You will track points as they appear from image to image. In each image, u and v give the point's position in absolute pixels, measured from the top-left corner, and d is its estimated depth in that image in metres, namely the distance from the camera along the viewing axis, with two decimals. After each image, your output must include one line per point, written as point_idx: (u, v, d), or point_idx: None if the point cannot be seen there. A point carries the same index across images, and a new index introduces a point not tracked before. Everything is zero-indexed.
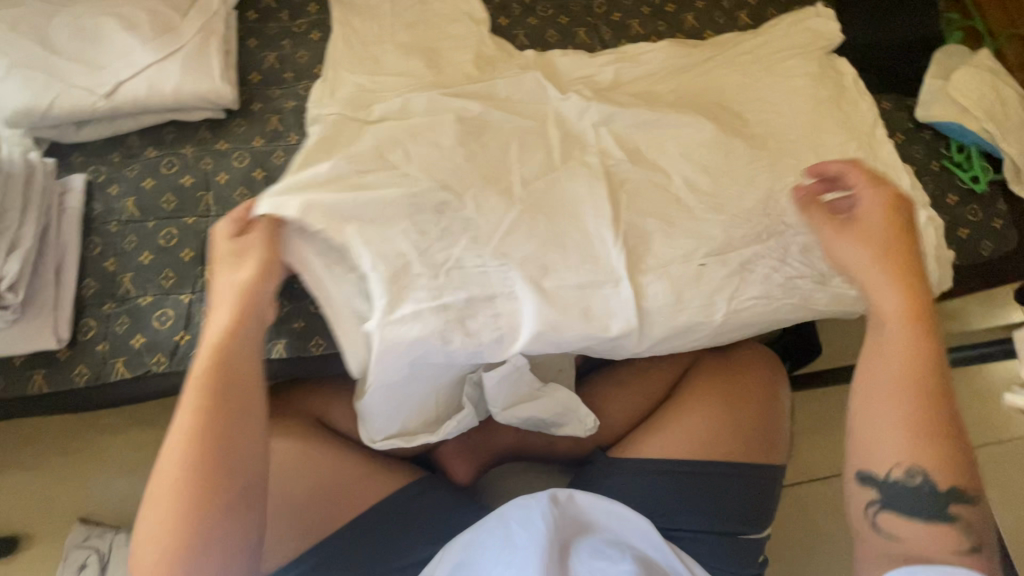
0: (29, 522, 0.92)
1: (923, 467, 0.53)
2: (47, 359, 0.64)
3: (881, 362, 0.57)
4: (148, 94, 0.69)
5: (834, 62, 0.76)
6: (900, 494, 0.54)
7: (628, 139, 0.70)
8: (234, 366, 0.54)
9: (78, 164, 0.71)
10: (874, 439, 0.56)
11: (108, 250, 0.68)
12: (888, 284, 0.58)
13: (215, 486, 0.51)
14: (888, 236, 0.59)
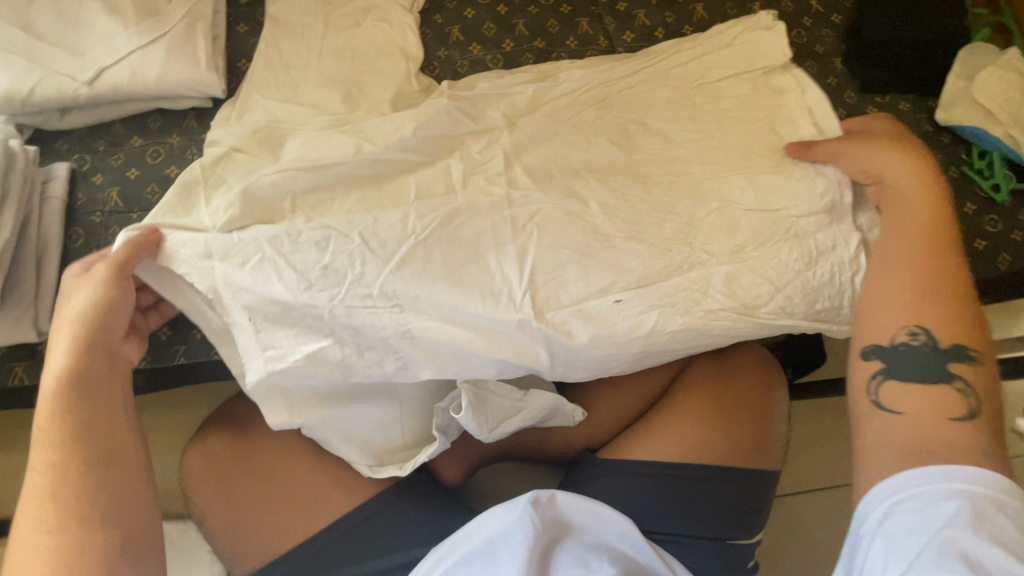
0: None
1: (929, 331, 0.55)
2: (29, 351, 0.64)
3: (895, 227, 0.61)
4: (131, 82, 0.67)
5: (772, 80, 0.71)
6: (914, 358, 0.55)
7: (623, 142, 0.67)
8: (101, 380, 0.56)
9: (63, 152, 0.70)
10: (882, 312, 0.58)
11: (92, 242, 0.67)
12: (899, 167, 0.62)
13: (102, 496, 0.52)
14: (901, 144, 0.64)
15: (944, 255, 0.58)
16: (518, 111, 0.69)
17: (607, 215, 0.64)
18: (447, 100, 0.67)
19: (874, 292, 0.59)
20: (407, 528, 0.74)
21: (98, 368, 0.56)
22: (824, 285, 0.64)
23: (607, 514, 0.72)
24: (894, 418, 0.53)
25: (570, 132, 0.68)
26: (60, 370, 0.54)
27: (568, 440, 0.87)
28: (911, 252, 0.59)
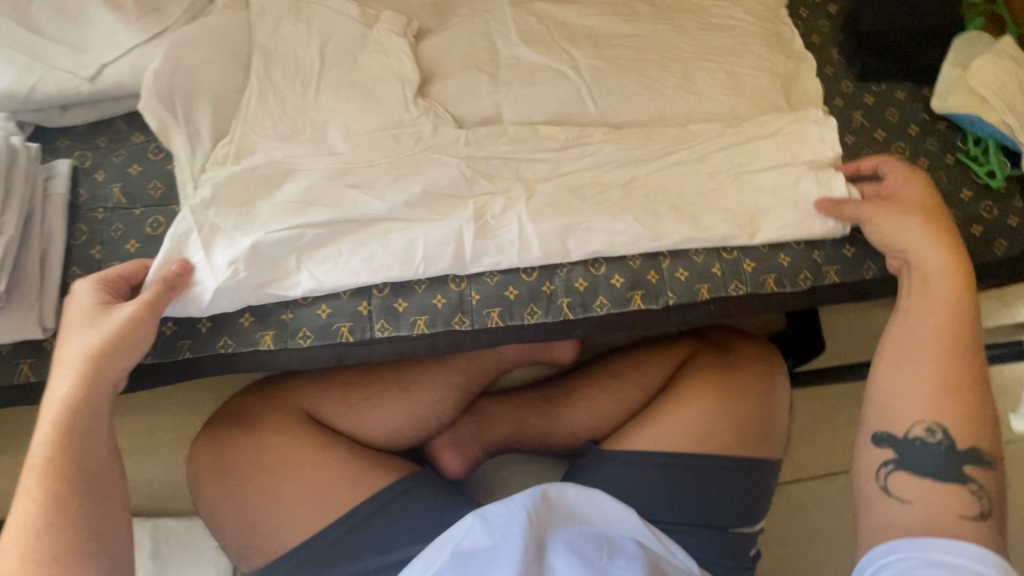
0: None
1: (948, 428, 0.57)
2: (33, 349, 0.63)
3: (918, 323, 0.62)
4: (132, 78, 0.67)
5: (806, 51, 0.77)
6: (917, 454, 0.57)
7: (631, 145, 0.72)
8: (117, 360, 0.57)
9: (63, 148, 0.70)
10: (905, 401, 0.59)
11: (95, 238, 0.67)
12: (934, 243, 0.63)
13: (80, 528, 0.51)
14: (929, 206, 0.65)
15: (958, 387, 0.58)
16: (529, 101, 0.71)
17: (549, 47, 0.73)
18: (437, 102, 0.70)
19: (890, 390, 0.61)
20: (403, 527, 0.74)
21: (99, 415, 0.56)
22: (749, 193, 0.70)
23: (618, 509, 0.73)
24: (899, 506, 0.56)
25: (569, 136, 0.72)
26: (63, 401, 0.54)
27: (573, 430, 0.88)
28: (942, 333, 0.60)
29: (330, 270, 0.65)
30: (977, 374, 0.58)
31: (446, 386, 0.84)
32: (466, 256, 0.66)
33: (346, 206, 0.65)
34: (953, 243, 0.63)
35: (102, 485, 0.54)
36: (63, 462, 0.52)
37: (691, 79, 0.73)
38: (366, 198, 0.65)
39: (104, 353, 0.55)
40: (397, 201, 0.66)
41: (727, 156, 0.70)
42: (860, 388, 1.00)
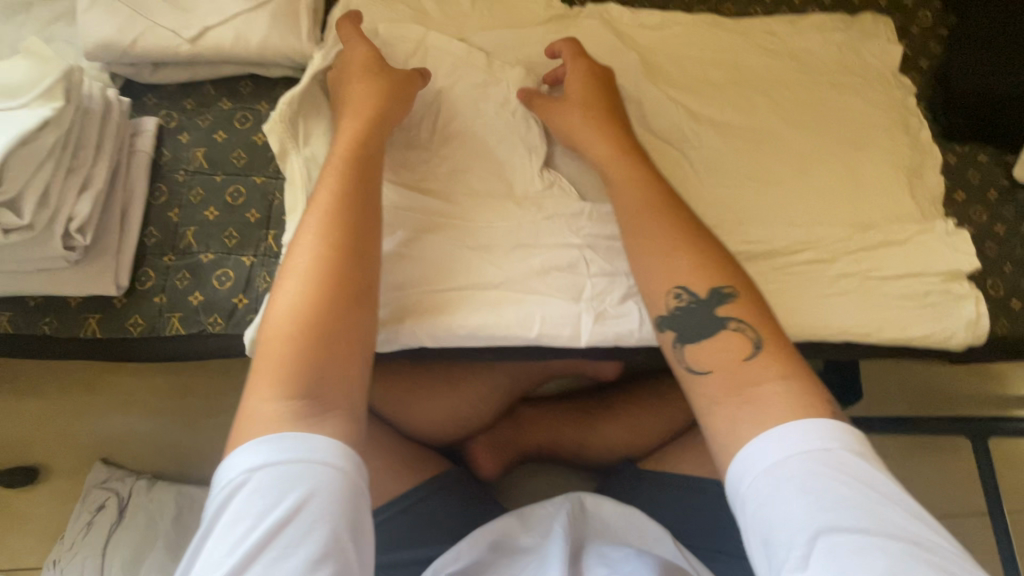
0: (52, 455, 0.93)
1: (691, 289, 0.59)
2: (103, 305, 0.62)
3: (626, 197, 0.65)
4: (233, 44, 0.66)
5: (896, 103, 0.77)
6: (684, 318, 0.59)
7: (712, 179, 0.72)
8: (369, 195, 0.59)
9: (150, 106, 0.69)
10: (653, 273, 0.61)
11: (174, 200, 0.66)
12: (593, 134, 0.67)
13: (325, 351, 0.50)
14: (601, 96, 0.69)
15: (708, 261, 0.60)
16: None
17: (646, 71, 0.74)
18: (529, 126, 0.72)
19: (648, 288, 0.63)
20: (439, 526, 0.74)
21: (359, 194, 0.58)
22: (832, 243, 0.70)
23: (656, 529, 0.70)
24: None
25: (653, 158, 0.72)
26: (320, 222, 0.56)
27: (609, 447, 0.88)
28: (651, 204, 0.64)
29: (437, 332, 0.63)
30: (736, 273, 0.60)
31: (491, 388, 0.84)
32: (582, 333, 0.64)
33: (464, 272, 0.65)
34: (612, 145, 0.67)
35: (321, 299, 0.52)
36: (330, 274, 0.53)
37: (774, 121, 0.75)
38: (483, 264, 0.66)
39: (364, 180, 0.59)
40: (511, 269, 0.66)
41: (815, 219, 0.71)
42: (891, 440, 1.00)
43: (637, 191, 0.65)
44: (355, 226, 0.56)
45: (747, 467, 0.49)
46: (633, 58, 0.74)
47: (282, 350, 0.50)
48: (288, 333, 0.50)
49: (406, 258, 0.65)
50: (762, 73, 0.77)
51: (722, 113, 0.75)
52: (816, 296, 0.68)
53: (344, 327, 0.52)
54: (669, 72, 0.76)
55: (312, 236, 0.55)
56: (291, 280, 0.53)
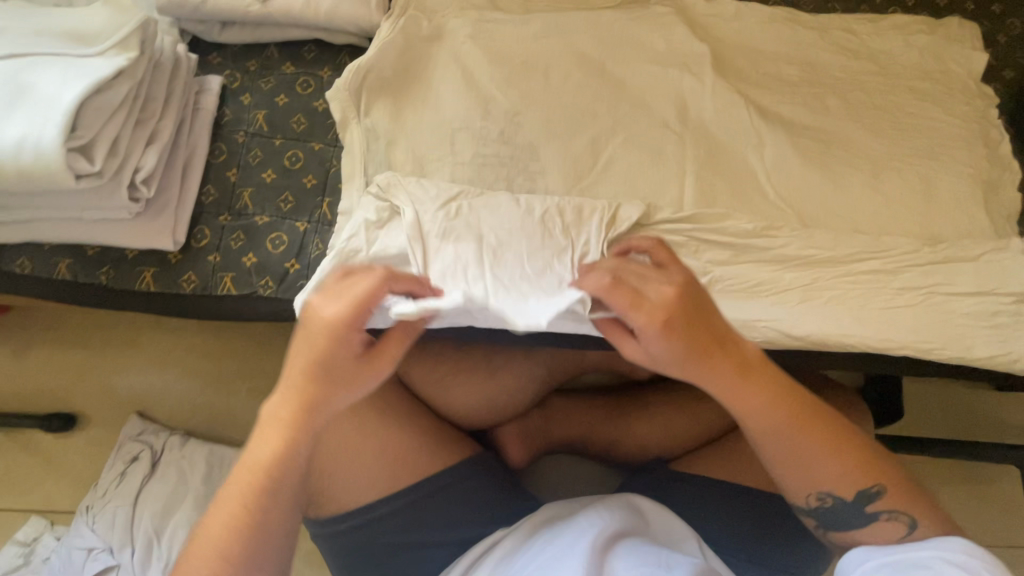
0: (90, 405, 0.95)
1: (838, 494, 0.55)
2: (158, 259, 0.63)
3: (789, 471, 0.55)
4: (303, 7, 0.66)
5: (976, 113, 0.73)
6: (829, 515, 0.57)
7: (776, 179, 0.70)
8: (326, 398, 0.50)
9: (214, 65, 0.69)
10: (796, 479, 0.55)
11: (233, 160, 0.66)
12: (705, 367, 0.52)
13: (240, 544, 0.48)
14: (679, 297, 0.51)
15: (869, 465, 0.55)
16: (678, 118, 0.71)
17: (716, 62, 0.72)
18: (590, 112, 0.70)
19: (780, 464, 0.55)
20: (468, 507, 0.74)
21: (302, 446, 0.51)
22: (899, 256, 0.67)
23: (683, 529, 0.71)
24: None
25: (716, 153, 0.70)
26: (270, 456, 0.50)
27: (641, 443, 0.87)
28: (804, 420, 0.54)
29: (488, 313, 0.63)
30: (886, 469, 0.55)
31: (527, 375, 0.83)
32: None
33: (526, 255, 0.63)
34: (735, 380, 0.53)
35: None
36: (263, 496, 0.49)
37: (845, 124, 0.72)
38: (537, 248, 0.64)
39: (287, 467, 0.50)
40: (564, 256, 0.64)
41: (881, 228, 0.68)
42: (930, 464, 0.97)
43: (781, 404, 0.53)
44: (270, 508, 0.50)
45: (868, 559, 0.51)
46: (704, 50, 0.72)
47: (200, 550, 0.48)
48: (211, 539, 0.48)
49: (469, 242, 0.63)
50: (836, 73, 0.74)
51: (792, 111, 0.72)
52: (879, 308, 0.65)
53: (270, 554, 0.50)
54: (740, 65, 0.73)
55: (252, 461, 0.50)
56: (231, 492, 0.50)
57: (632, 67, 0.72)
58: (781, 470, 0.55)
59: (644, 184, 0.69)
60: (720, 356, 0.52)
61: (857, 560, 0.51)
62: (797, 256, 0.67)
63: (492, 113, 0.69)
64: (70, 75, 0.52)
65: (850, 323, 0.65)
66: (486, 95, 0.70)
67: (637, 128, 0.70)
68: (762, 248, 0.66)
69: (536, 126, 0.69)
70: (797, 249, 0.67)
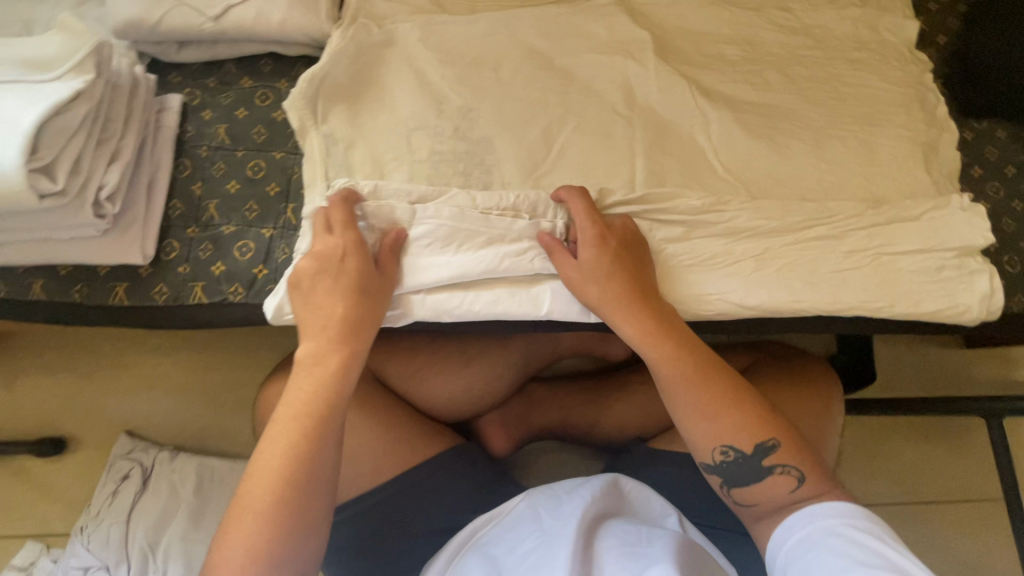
0: (79, 428, 0.97)
1: (738, 447, 0.61)
2: (129, 274, 0.65)
3: (694, 420, 0.62)
4: (254, 22, 0.68)
5: (912, 78, 0.76)
6: (732, 470, 0.62)
7: (723, 155, 0.72)
8: (356, 344, 0.60)
9: (175, 84, 0.71)
10: (701, 430, 0.62)
11: (197, 174, 0.68)
12: (625, 316, 0.63)
13: (302, 461, 0.55)
14: (608, 252, 0.63)
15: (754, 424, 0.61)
16: (626, 103, 0.73)
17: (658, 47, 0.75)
18: (540, 105, 0.73)
19: (688, 420, 0.62)
20: (452, 497, 0.76)
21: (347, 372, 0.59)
22: (844, 220, 0.69)
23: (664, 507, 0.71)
24: None
25: (665, 134, 0.73)
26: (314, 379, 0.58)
27: (619, 424, 0.90)
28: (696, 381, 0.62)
29: (451, 305, 0.65)
30: (777, 422, 0.62)
31: (503, 365, 0.85)
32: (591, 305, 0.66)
33: (487, 249, 0.65)
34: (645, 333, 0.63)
35: (272, 514, 0.53)
36: (313, 418, 0.56)
37: (786, 98, 0.75)
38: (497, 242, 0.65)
39: (329, 400, 0.57)
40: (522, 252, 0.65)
41: (826, 195, 0.71)
42: (904, 423, 0.99)
43: (684, 355, 0.63)
44: (318, 427, 0.56)
45: (794, 528, 0.57)
46: (645, 37, 0.74)
47: (267, 465, 0.55)
48: (271, 457, 0.55)
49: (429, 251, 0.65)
50: (775, 50, 0.77)
51: (736, 89, 0.75)
52: (828, 271, 0.68)
53: (323, 468, 0.56)
54: (682, 48, 0.76)
55: (294, 404, 0.57)
56: (284, 415, 0.56)
57: (578, 58, 0.75)
58: (690, 421, 0.62)
59: (598, 168, 0.71)
60: (635, 305, 0.63)
61: (782, 535, 0.58)
62: (748, 226, 0.69)
63: (446, 111, 0.72)
64: (27, 100, 0.54)
65: (801, 288, 0.67)
66: (439, 95, 0.73)
67: (586, 116, 0.73)
68: (713, 221, 0.69)
69: (489, 121, 0.72)
70: (747, 220, 0.69)
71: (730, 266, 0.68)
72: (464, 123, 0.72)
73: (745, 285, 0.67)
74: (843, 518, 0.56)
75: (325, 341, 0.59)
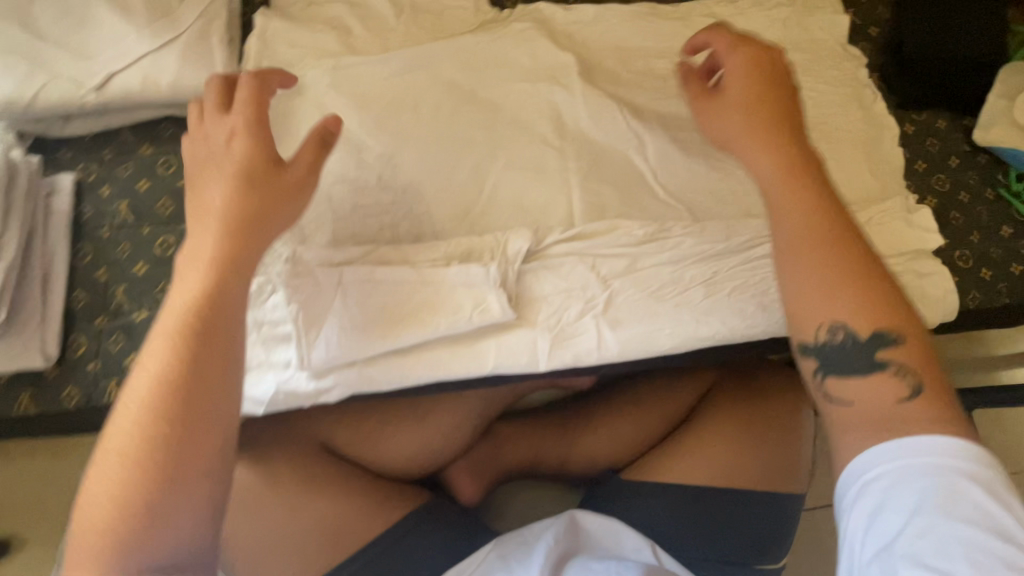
0: (22, 526, 0.90)
1: (852, 327, 0.50)
2: (33, 378, 0.59)
3: (802, 279, 0.52)
4: (142, 87, 0.62)
5: (847, 76, 0.74)
6: (837, 354, 0.51)
7: (663, 177, 0.69)
8: (239, 271, 0.49)
9: (67, 161, 0.65)
10: (811, 304, 0.51)
11: (100, 259, 0.63)
12: (760, 144, 0.57)
13: (173, 435, 0.43)
14: (752, 82, 0.59)
15: (886, 328, 0.50)
16: (556, 132, 0.70)
17: (583, 69, 0.71)
18: (466, 143, 0.69)
19: (792, 294, 0.53)
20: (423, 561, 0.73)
21: (234, 296, 0.48)
22: None
23: (635, 539, 0.69)
24: None
25: (600, 161, 0.69)
26: (179, 313, 0.46)
27: (591, 457, 0.88)
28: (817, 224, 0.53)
29: (390, 375, 0.61)
30: (905, 314, 0.50)
31: (464, 413, 0.81)
32: (540, 356, 0.63)
33: (421, 310, 0.61)
34: (778, 156, 0.56)
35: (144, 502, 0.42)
36: (185, 377, 0.44)
37: None
38: (432, 302, 0.61)
39: (202, 357, 0.45)
40: (461, 309, 0.61)
41: None
42: None
43: (804, 202, 0.54)
44: (189, 397, 0.44)
45: (881, 458, 0.46)
46: (569, 61, 0.71)
47: (116, 458, 0.43)
48: (132, 423, 0.43)
49: (358, 323, 0.60)
50: (703, 60, 0.74)
51: (669, 107, 0.71)
52: (781, 290, 0.66)
53: (207, 432, 0.44)
54: (609, 68, 0.72)
55: (156, 373, 0.45)
56: (144, 372, 0.45)
57: (501, 88, 0.70)
58: (803, 291, 0.52)
59: (533, 204, 0.67)
60: (774, 150, 0.56)
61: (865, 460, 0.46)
62: (695, 252, 0.66)
63: (367, 161, 0.67)
64: None
65: (754, 311, 0.65)
66: (358, 144, 0.68)
67: (516, 150, 0.69)
68: (657, 250, 0.66)
69: (414, 167, 0.68)
70: (691, 245, 0.66)
71: (679, 298, 0.65)
72: (388, 170, 0.68)
73: (697, 316, 0.64)
74: (957, 467, 0.44)
75: (194, 267, 0.48)
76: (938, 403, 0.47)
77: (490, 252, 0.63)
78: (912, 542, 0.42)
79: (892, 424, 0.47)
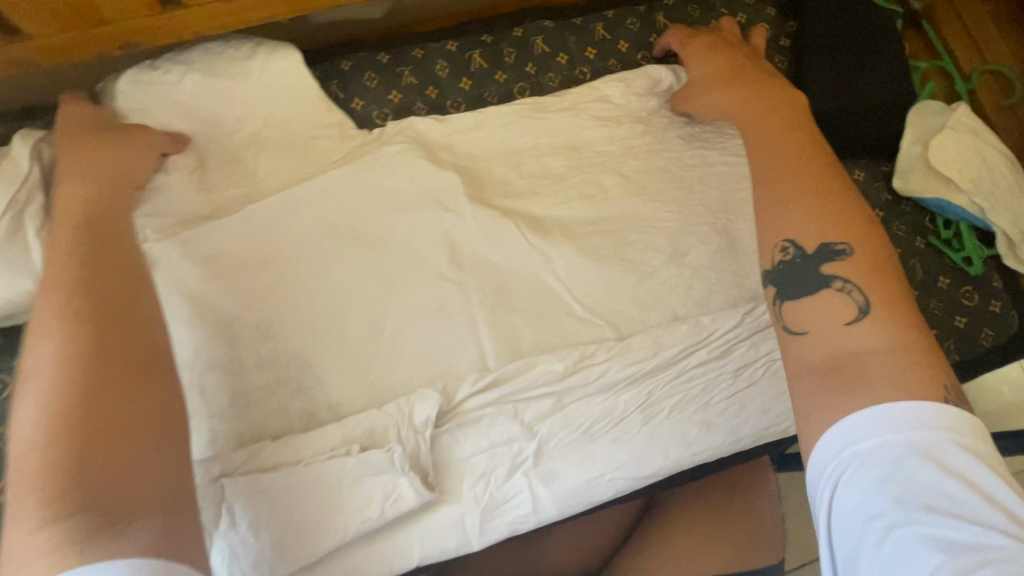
0: None
1: (801, 239, 0.45)
2: None
3: (770, 191, 0.49)
4: None
5: None
6: (794, 279, 0.45)
7: (579, 292, 0.63)
8: (118, 248, 0.47)
9: None
10: (766, 226, 0.47)
11: None
12: (733, 99, 0.59)
13: (114, 389, 0.38)
14: (717, 52, 0.64)
15: (847, 215, 0.46)
16: (455, 261, 0.62)
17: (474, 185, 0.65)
18: (356, 292, 0.60)
19: (762, 220, 0.48)
20: None
21: (139, 276, 0.47)
22: (725, 337, 0.61)
23: None
24: None
25: (508, 286, 0.62)
26: (67, 288, 0.42)
27: None
28: (789, 151, 0.50)
29: None
30: (865, 219, 0.45)
31: None
32: (471, 536, 0.55)
33: (322, 517, 0.52)
34: (743, 115, 0.57)
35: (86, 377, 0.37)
36: (103, 325, 0.41)
37: (632, 203, 0.66)
38: (332, 506, 0.53)
39: (118, 314, 0.42)
40: (367, 508, 0.53)
41: (700, 308, 0.63)
42: None
43: (765, 129, 0.54)
44: (116, 282, 0.44)
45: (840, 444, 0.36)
46: (456, 179, 0.64)
47: (30, 427, 0.35)
48: (47, 393, 0.37)
49: (251, 550, 0.52)
50: (603, 150, 0.67)
51: (572, 210, 0.65)
52: (723, 401, 0.60)
53: (149, 388, 0.40)
54: (503, 178, 0.66)
55: (50, 308, 0.41)
56: (43, 336, 0.39)
57: (386, 222, 0.63)
58: (766, 210, 0.48)
59: (441, 350, 0.60)
60: (750, 93, 0.58)
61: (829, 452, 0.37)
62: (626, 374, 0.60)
63: (241, 337, 0.58)
64: None
65: (697, 431, 0.59)
66: (228, 316, 0.58)
67: (412, 290, 0.61)
68: (585, 381, 0.59)
69: (300, 332, 0.59)
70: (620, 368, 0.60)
71: (616, 433, 0.58)
72: (268, 342, 0.58)
73: (637, 451, 0.58)
74: (907, 442, 0.35)
75: (58, 263, 0.44)
76: (887, 317, 0.40)
77: (392, 426, 0.55)
78: (868, 558, 0.32)
79: (849, 369, 0.39)
